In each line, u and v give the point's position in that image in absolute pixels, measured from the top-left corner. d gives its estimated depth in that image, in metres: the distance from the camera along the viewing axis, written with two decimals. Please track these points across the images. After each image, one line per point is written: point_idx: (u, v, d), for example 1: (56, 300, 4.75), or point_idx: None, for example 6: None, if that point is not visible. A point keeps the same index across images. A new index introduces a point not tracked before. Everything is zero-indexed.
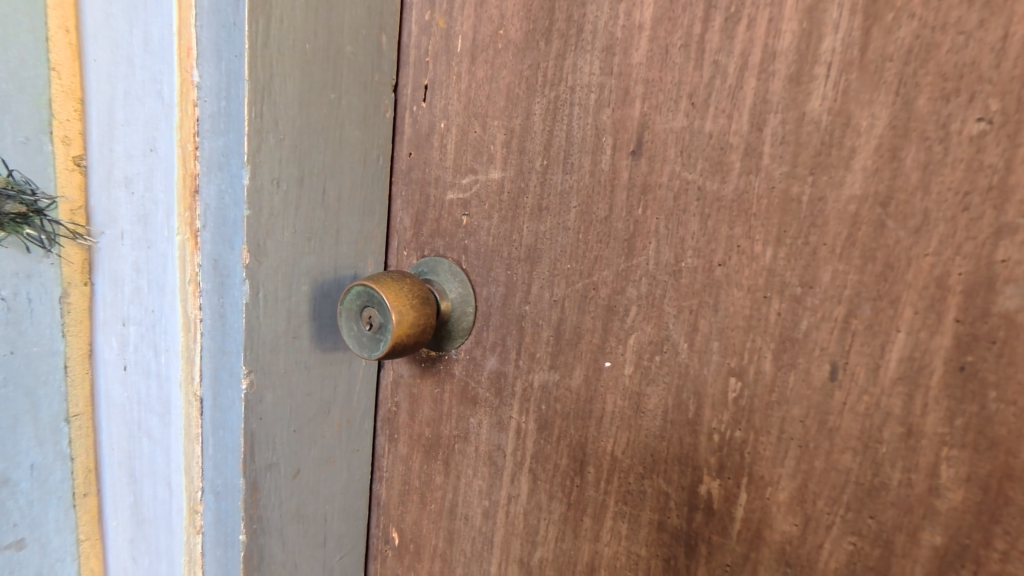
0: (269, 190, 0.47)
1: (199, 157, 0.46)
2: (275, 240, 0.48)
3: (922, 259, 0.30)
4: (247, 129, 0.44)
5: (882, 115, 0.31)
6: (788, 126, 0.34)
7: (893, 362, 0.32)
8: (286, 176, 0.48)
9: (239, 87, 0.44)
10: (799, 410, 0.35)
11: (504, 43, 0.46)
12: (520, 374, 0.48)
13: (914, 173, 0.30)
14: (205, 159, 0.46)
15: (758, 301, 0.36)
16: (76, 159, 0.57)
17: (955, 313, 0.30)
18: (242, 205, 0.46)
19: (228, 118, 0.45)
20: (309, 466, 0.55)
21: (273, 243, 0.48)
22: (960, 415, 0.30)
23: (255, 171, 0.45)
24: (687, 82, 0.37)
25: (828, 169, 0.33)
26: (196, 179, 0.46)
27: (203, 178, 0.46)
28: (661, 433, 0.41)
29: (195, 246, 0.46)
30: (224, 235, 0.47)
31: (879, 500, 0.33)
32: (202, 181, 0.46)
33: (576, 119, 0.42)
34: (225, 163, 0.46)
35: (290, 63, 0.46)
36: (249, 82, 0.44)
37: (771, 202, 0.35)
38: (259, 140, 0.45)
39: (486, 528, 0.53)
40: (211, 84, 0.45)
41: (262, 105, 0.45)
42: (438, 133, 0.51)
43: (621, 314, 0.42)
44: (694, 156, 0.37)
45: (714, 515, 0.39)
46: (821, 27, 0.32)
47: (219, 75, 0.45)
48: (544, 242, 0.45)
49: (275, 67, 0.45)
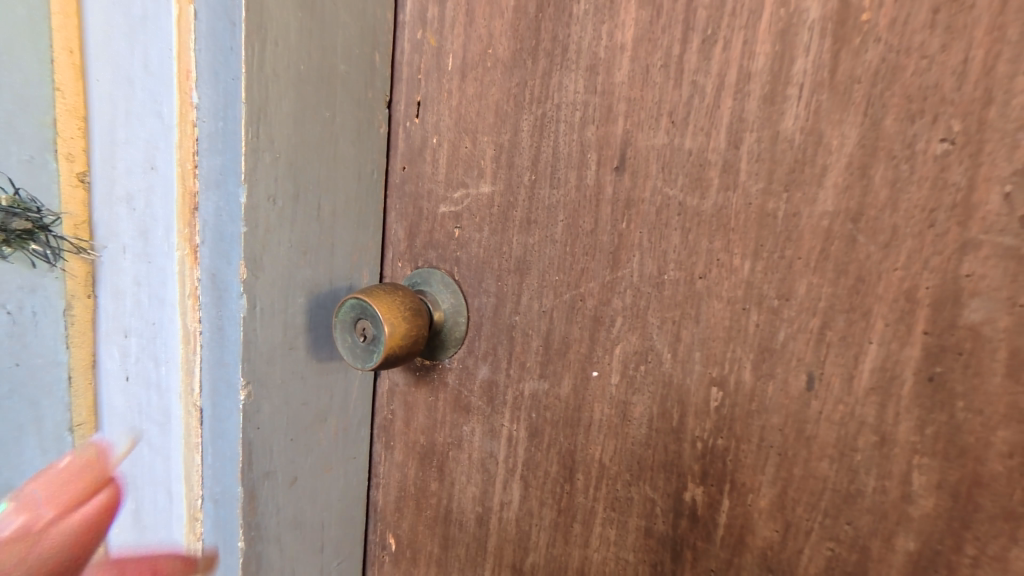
0: (265, 206, 0.48)
1: (198, 175, 0.48)
2: (272, 254, 0.49)
3: (892, 273, 0.31)
4: (243, 149, 0.46)
5: (852, 135, 0.32)
6: (763, 144, 0.35)
7: (866, 372, 0.33)
8: (282, 193, 0.49)
9: (236, 109, 0.46)
10: (777, 418, 0.36)
11: (493, 61, 0.47)
12: (511, 383, 0.49)
13: (883, 190, 0.31)
14: (203, 177, 0.48)
15: (737, 313, 0.37)
16: (79, 176, 0.58)
17: (924, 325, 0.31)
18: (239, 221, 0.47)
19: (224, 138, 0.47)
20: (307, 473, 0.57)
21: (269, 257, 0.49)
22: (931, 424, 0.31)
23: (251, 188, 0.47)
24: (667, 101, 0.38)
25: (802, 185, 0.34)
26: (195, 196, 0.49)
27: (202, 195, 0.48)
28: (647, 441, 0.42)
29: (193, 261, 0.49)
30: (223, 251, 0.48)
31: (855, 506, 0.34)
32: (200, 198, 0.48)
33: (563, 135, 0.44)
34: (222, 181, 0.48)
35: (286, 85, 0.47)
36: (245, 104, 0.45)
37: (749, 217, 0.36)
38: (255, 159, 0.46)
39: (480, 534, 0.54)
40: (208, 105, 0.47)
41: (258, 125, 0.46)
42: (431, 147, 0.52)
43: (607, 324, 0.43)
44: (674, 172, 0.39)
45: (699, 521, 0.40)
46: (793, 49, 0.33)
47: (215, 96, 0.47)
48: (533, 254, 0.46)
49: (271, 88, 0.47)
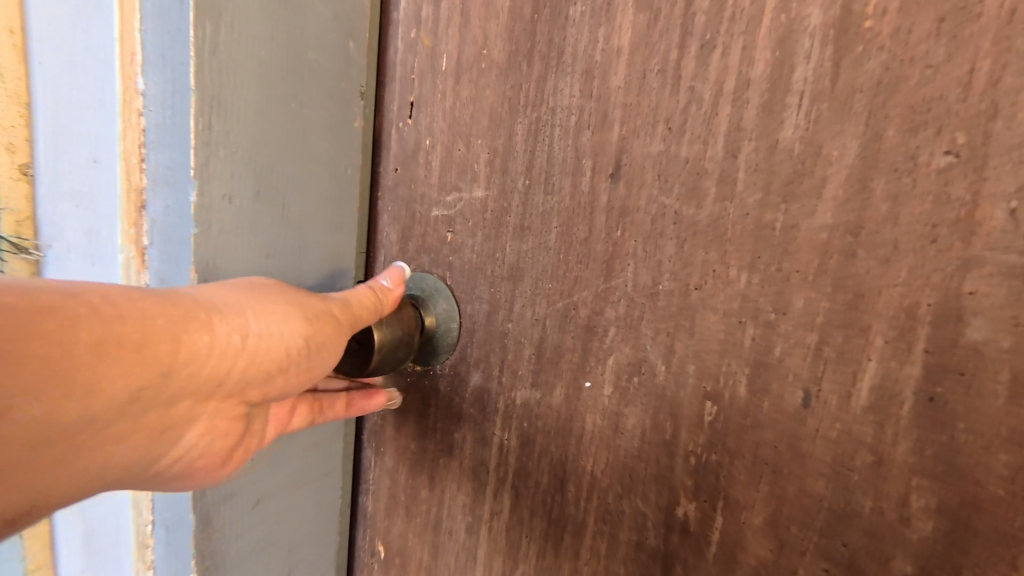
0: (219, 206, 0.42)
1: (144, 171, 0.42)
2: (228, 260, 0.44)
3: (891, 289, 0.31)
4: (194, 143, 0.40)
5: (852, 146, 0.31)
6: (761, 153, 0.34)
7: (864, 391, 0.32)
8: (240, 192, 0.44)
9: (185, 97, 0.40)
10: (772, 435, 0.35)
11: (488, 63, 0.46)
12: (503, 391, 0.48)
13: (883, 203, 0.30)
14: (150, 173, 0.42)
15: (732, 326, 0.36)
16: (21, 168, 0.48)
17: (925, 343, 0.30)
18: (190, 222, 0.41)
19: (174, 130, 0.41)
20: (272, 494, 0.54)
21: (225, 264, 0.43)
22: (930, 445, 0.30)
23: (203, 187, 0.41)
24: (664, 107, 0.38)
25: (800, 197, 0.33)
26: (141, 195, 0.42)
27: (149, 193, 0.42)
28: (639, 454, 0.41)
29: (141, 266, 0.43)
30: (172, 255, 0.42)
31: (851, 527, 0.33)
32: (148, 196, 0.42)
33: (557, 140, 0.43)
34: (171, 179, 0.41)
35: (247, 71, 0.42)
36: (195, 91, 0.39)
37: (746, 228, 0.35)
38: (207, 154, 0.41)
39: (470, 543, 0.53)
40: (156, 92, 0.40)
41: (211, 116, 0.40)
42: (424, 150, 0.51)
43: (600, 334, 0.42)
44: (670, 180, 0.38)
45: (690, 537, 0.39)
46: (793, 57, 0.33)
47: (164, 83, 0.40)
48: (526, 261, 0.45)
49: (225, 71, 0.41)
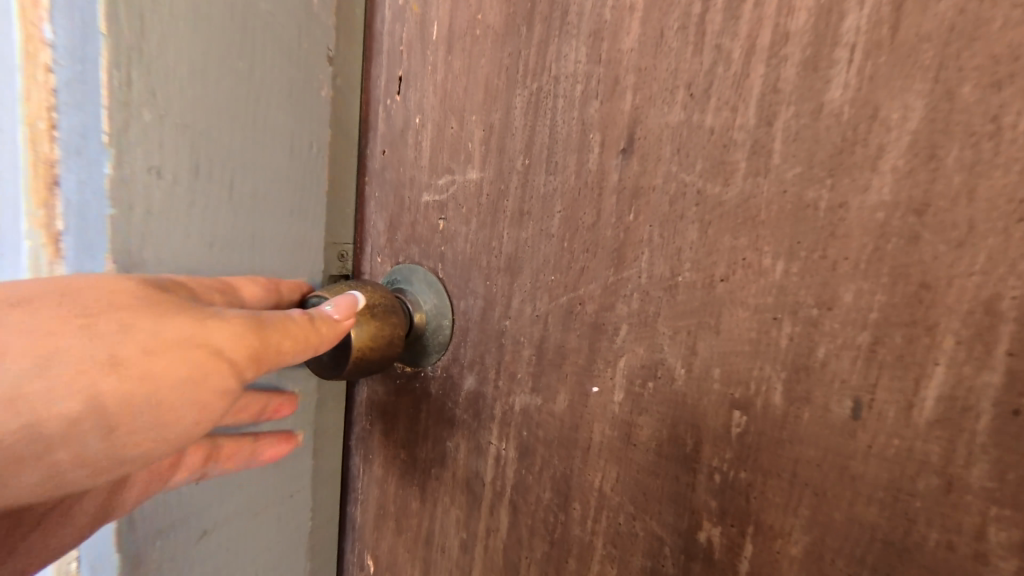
0: (142, 178, 0.37)
1: (55, 138, 0.36)
2: (155, 241, 0.39)
3: (966, 280, 0.25)
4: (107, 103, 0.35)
5: (917, 106, 0.26)
6: (802, 120, 0.29)
7: (930, 401, 0.26)
8: (170, 163, 0.39)
9: (97, 47, 0.34)
10: (814, 451, 0.30)
11: (483, 29, 0.41)
12: (499, 396, 0.43)
13: (957, 175, 0.25)
14: (63, 142, 0.36)
15: (766, 324, 0.31)
16: None
17: (1008, 345, 0.24)
18: (104, 199, 0.36)
19: (85, 88, 0.35)
20: (223, 523, 0.48)
21: (153, 246, 0.39)
22: (1014, 469, 0.24)
23: (120, 155, 0.36)
24: (685, 70, 0.32)
25: (851, 170, 0.28)
26: (53, 167, 0.37)
27: (61, 165, 0.36)
28: (654, 469, 0.36)
29: (55, 253, 0.38)
30: (86, 241, 0.37)
31: (911, 564, 0.27)
32: (59, 169, 0.36)
33: (561, 113, 0.38)
34: (84, 147, 0.36)
35: (179, 23, 0.38)
36: (108, 42, 0.34)
37: (783, 208, 0.30)
38: (126, 115, 0.36)
39: (464, 562, 0.48)
40: (67, 44, 0.35)
41: (133, 70, 0.36)
42: (414, 129, 0.47)
43: (609, 333, 0.37)
44: (692, 155, 0.32)
45: (715, 567, 0.34)
46: (842, 3, 0.27)
47: (74, 33, 0.35)
48: (525, 251, 0.40)
49: (150, 22, 0.36)
